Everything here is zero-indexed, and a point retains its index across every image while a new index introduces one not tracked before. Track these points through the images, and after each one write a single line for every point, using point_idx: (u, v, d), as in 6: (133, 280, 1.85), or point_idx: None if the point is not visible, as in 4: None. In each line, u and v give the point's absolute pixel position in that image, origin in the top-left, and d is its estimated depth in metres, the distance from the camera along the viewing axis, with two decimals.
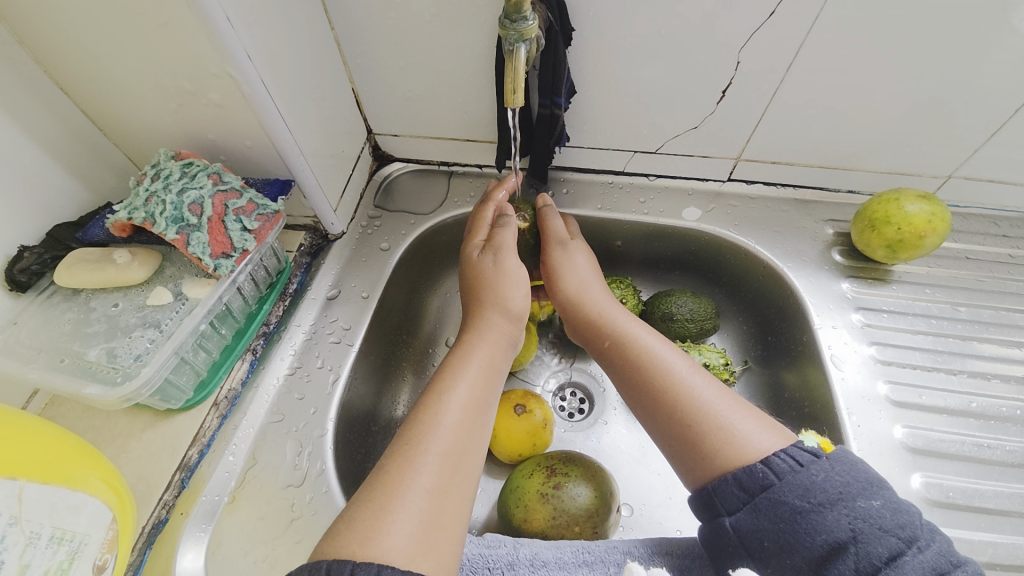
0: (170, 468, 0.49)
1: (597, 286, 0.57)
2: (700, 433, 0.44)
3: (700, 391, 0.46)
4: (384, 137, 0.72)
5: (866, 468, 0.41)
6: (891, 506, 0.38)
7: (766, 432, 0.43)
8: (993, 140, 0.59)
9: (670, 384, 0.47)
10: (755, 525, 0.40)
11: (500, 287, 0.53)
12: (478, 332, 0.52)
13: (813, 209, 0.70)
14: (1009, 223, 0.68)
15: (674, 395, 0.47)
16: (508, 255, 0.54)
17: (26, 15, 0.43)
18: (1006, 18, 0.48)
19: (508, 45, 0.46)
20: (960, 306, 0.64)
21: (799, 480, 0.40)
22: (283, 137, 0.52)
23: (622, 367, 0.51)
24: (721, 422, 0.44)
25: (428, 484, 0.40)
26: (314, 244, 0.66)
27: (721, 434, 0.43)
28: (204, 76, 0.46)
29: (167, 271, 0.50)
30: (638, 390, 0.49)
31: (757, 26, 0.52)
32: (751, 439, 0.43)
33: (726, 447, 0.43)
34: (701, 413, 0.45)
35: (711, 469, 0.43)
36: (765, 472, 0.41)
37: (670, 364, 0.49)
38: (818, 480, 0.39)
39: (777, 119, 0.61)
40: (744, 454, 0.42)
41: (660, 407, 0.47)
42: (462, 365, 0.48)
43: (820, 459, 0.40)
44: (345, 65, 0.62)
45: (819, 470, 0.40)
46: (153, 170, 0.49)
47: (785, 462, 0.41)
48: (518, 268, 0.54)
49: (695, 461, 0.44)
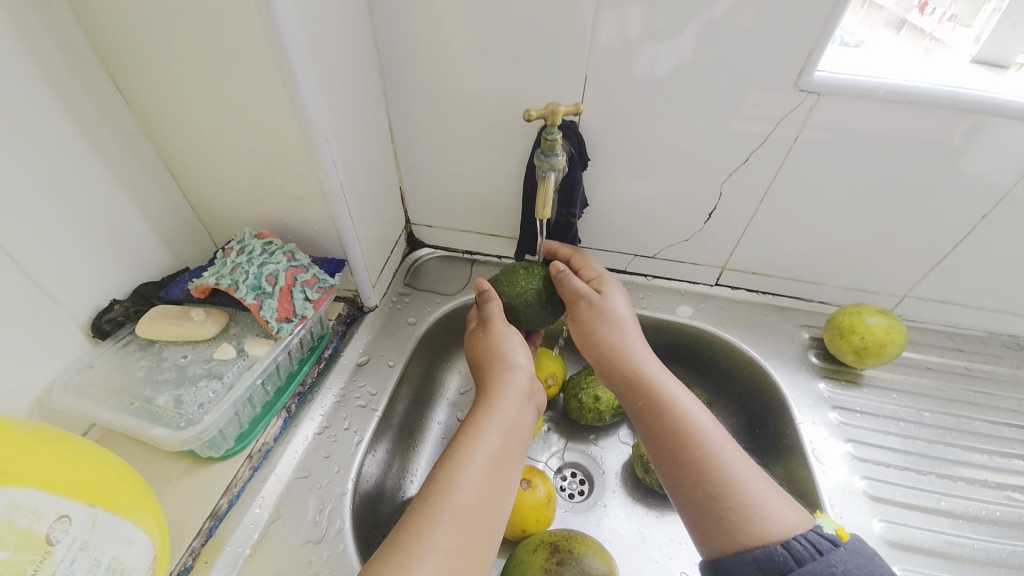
0: (200, 516, 0.51)
1: (636, 344, 0.62)
2: (729, 506, 0.49)
3: (731, 464, 0.51)
4: (420, 227, 0.84)
5: (882, 565, 0.44)
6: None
7: (790, 512, 0.49)
8: (940, 266, 0.71)
9: (702, 453, 0.52)
10: None
11: (508, 355, 0.60)
12: (496, 395, 0.57)
13: (791, 314, 0.80)
14: (962, 338, 0.78)
15: (705, 465, 0.51)
16: (496, 320, 0.63)
17: (167, 122, 0.56)
18: (956, 163, 0.61)
19: (541, 172, 0.58)
20: (924, 410, 0.71)
21: (818, 567, 0.44)
22: (347, 225, 0.62)
23: (652, 428, 0.56)
24: (750, 499, 0.49)
25: (446, 542, 0.44)
26: (350, 314, 0.73)
27: (751, 507, 0.48)
28: (296, 175, 0.58)
29: (232, 330, 0.57)
30: (671, 451, 0.54)
31: (735, 168, 0.66)
32: (775, 517, 0.48)
33: (751, 523, 0.48)
34: (732, 484, 0.50)
35: (734, 540, 0.48)
36: (784, 557, 0.45)
37: (705, 435, 0.53)
38: (836, 569, 0.44)
39: (755, 238, 0.73)
40: (770, 533, 0.47)
41: (689, 472, 0.52)
42: (480, 425, 0.53)
43: (838, 549, 0.45)
44: (399, 169, 0.75)
45: (837, 561, 0.44)
46: (239, 246, 0.58)
47: (805, 549, 0.45)
48: (507, 329, 0.62)
49: (715, 530, 0.49)
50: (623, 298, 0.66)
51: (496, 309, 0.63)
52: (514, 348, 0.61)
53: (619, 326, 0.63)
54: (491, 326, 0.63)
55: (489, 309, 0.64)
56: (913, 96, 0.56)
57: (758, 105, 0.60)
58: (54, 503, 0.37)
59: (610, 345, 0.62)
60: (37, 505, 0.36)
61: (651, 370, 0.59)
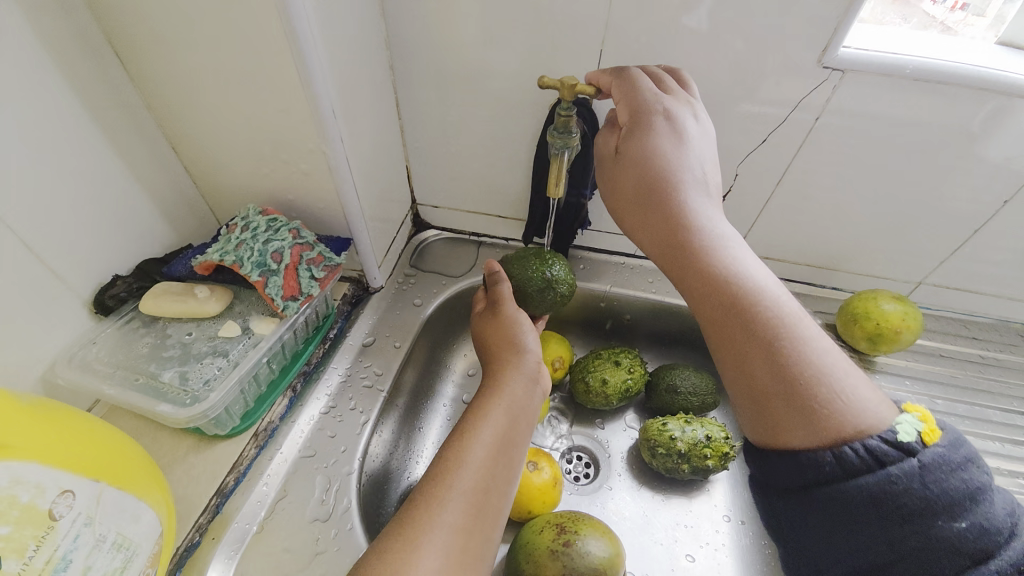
0: (207, 493, 0.52)
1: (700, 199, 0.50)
2: (799, 389, 0.41)
3: (804, 337, 0.43)
4: (426, 207, 0.82)
5: (968, 476, 0.36)
6: (980, 526, 0.35)
7: (876, 405, 0.40)
8: (958, 253, 0.69)
9: (762, 334, 0.43)
10: (806, 515, 0.40)
11: (517, 338, 0.59)
12: (505, 376, 0.56)
13: (803, 300, 0.78)
14: (977, 327, 0.76)
15: (773, 342, 0.43)
16: (507, 303, 0.62)
17: (168, 94, 0.54)
18: (972, 148, 0.59)
19: (554, 150, 0.57)
20: (937, 398, 0.70)
21: (871, 482, 0.37)
22: (353, 203, 0.61)
23: (710, 300, 0.47)
24: (828, 384, 0.41)
25: (454, 520, 0.44)
26: (355, 295, 0.72)
27: (824, 395, 0.40)
28: (301, 150, 0.56)
29: (237, 308, 0.57)
30: (732, 326, 0.45)
31: (752, 149, 0.64)
32: (863, 409, 0.40)
33: (828, 411, 0.40)
34: (800, 371, 0.42)
35: (805, 426, 0.40)
36: (832, 469, 0.38)
37: (773, 305, 0.45)
38: (894, 488, 0.36)
39: (770, 221, 0.71)
40: (849, 423, 0.39)
41: (755, 345, 0.43)
42: (488, 407, 0.53)
43: (908, 462, 0.36)
44: (405, 147, 0.73)
45: (901, 478, 0.36)
46: (244, 221, 0.57)
47: (858, 458, 0.38)
48: (518, 313, 0.61)
49: (781, 412, 0.41)
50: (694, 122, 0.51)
51: (507, 292, 0.63)
52: (523, 331, 0.60)
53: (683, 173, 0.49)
54: (501, 308, 0.62)
55: (500, 292, 0.63)
56: (942, 75, 0.54)
57: (779, 85, 0.57)
58: (57, 478, 0.36)
59: (669, 209, 0.49)
60: (40, 480, 0.35)
61: (698, 240, 0.48)
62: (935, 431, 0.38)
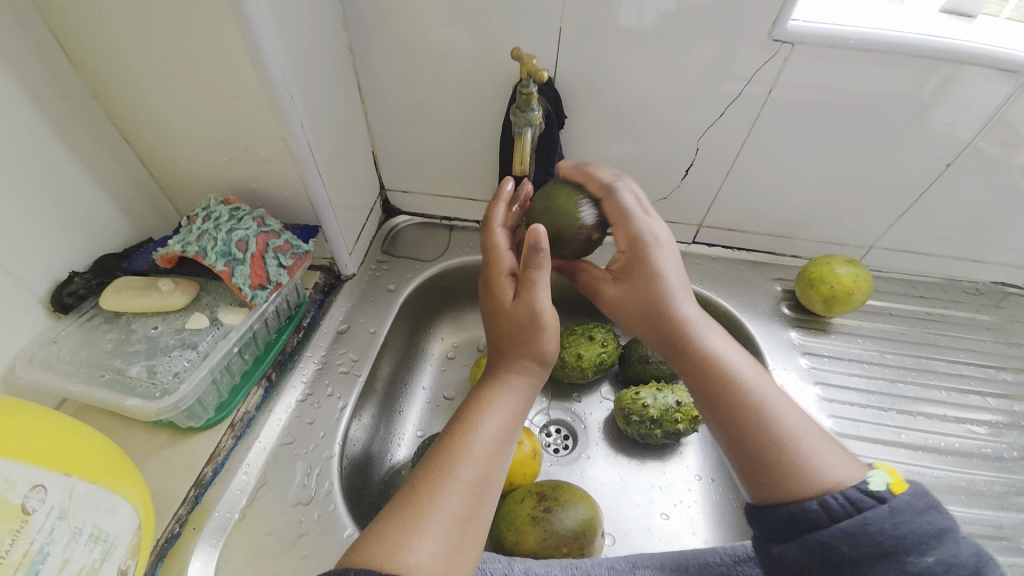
0: (184, 485, 0.52)
1: (682, 288, 0.53)
2: (778, 452, 0.44)
3: (778, 409, 0.47)
4: (395, 193, 0.81)
5: (934, 518, 0.39)
6: (945, 562, 0.38)
7: (841, 462, 0.44)
8: (903, 217, 0.73)
9: (740, 400, 0.47)
10: (799, 562, 0.41)
11: (536, 336, 0.51)
12: (513, 365, 0.52)
13: (764, 269, 0.82)
14: (924, 286, 0.81)
15: (754, 415, 0.47)
16: (535, 288, 0.51)
17: (115, 81, 0.52)
18: (911, 117, 0.62)
19: (517, 129, 0.58)
20: (887, 353, 0.75)
21: (850, 528, 0.40)
22: (319, 189, 0.60)
23: (698, 382, 0.50)
24: (802, 450, 0.44)
25: (454, 509, 0.43)
26: (327, 283, 0.72)
27: (802, 458, 0.44)
28: (260, 136, 0.55)
29: (204, 300, 0.56)
30: (717, 400, 0.49)
31: (711, 122, 0.65)
32: (830, 469, 0.43)
33: (804, 473, 0.43)
34: (778, 439, 0.45)
35: (786, 486, 0.43)
36: (818, 516, 0.41)
37: (747, 380, 0.48)
38: (870, 531, 0.39)
39: (731, 193, 0.74)
40: (824, 484, 0.42)
41: (734, 420, 0.47)
42: (497, 394, 0.50)
43: (882, 507, 0.40)
44: (370, 132, 0.72)
45: (874, 520, 0.39)
46: (205, 212, 0.56)
47: (838, 505, 0.41)
48: (543, 300, 0.54)
49: (760, 475, 0.45)
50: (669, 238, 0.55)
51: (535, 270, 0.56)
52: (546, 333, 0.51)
53: (669, 267, 0.53)
54: (518, 292, 0.52)
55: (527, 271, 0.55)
56: (884, 44, 0.56)
57: (734, 59, 0.59)
58: (26, 473, 0.36)
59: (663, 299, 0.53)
60: (8, 474, 0.35)
61: (687, 331, 0.52)
62: (902, 482, 0.41)
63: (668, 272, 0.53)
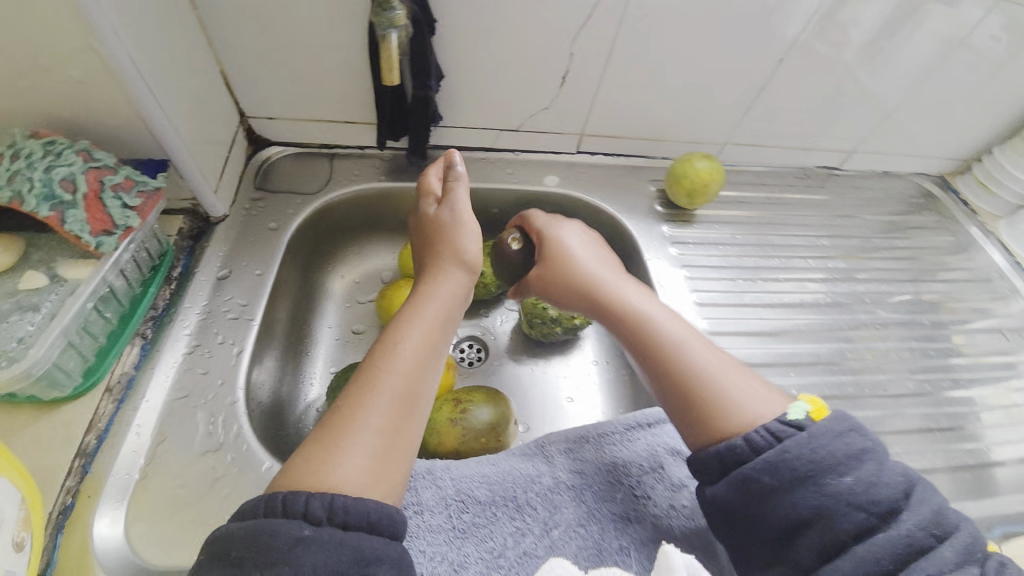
0: (67, 456, 0.48)
1: (596, 264, 0.63)
2: (705, 397, 0.48)
3: (705, 362, 0.51)
4: (260, 121, 0.73)
5: (852, 441, 0.43)
6: (865, 482, 0.41)
7: (768, 403, 0.47)
8: (752, 113, 0.82)
9: (677, 357, 0.52)
10: (729, 496, 0.44)
11: (460, 245, 0.56)
12: (435, 279, 0.55)
13: (642, 172, 0.89)
14: (772, 175, 0.93)
15: (681, 369, 0.51)
16: (462, 210, 0.58)
17: None
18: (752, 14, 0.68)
19: (381, 31, 0.59)
20: (738, 234, 0.87)
21: (771, 457, 0.43)
22: (157, 115, 0.52)
23: (636, 346, 0.55)
24: (725, 392, 0.48)
25: (378, 423, 0.44)
26: (195, 227, 0.65)
27: (726, 399, 0.47)
28: (59, 50, 0.45)
29: (36, 256, 0.48)
30: (654, 362, 0.53)
31: (580, 24, 0.66)
32: (754, 408, 0.47)
33: (727, 413, 0.47)
34: (708, 385, 0.49)
35: (707, 427, 0.47)
36: (742, 450, 0.44)
37: (672, 338, 0.53)
38: (790, 458, 0.42)
39: (606, 99, 0.77)
40: (743, 422, 0.46)
41: (666, 376, 0.51)
42: (417, 311, 0.52)
43: (801, 433, 0.43)
44: (211, 47, 0.62)
45: (794, 447, 0.42)
46: (9, 148, 0.46)
47: (762, 437, 0.44)
48: (471, 220, 0.58)
49: (691, 419, 0.48)
50: (579, 228, 0.66)
51: (461, 192, 0.59)
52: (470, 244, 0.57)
53: (578, 248, 0.63)
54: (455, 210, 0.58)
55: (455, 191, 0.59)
56: None
57: None
58: None
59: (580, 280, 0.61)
60: None
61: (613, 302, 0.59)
62: (822, 410, 0.46)
63: (572, 249, 0.63)
